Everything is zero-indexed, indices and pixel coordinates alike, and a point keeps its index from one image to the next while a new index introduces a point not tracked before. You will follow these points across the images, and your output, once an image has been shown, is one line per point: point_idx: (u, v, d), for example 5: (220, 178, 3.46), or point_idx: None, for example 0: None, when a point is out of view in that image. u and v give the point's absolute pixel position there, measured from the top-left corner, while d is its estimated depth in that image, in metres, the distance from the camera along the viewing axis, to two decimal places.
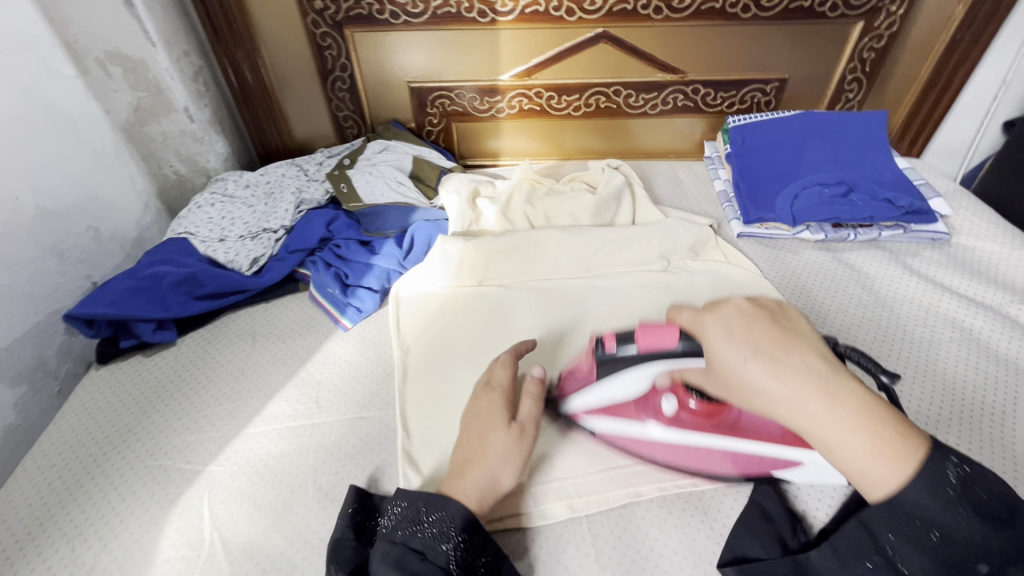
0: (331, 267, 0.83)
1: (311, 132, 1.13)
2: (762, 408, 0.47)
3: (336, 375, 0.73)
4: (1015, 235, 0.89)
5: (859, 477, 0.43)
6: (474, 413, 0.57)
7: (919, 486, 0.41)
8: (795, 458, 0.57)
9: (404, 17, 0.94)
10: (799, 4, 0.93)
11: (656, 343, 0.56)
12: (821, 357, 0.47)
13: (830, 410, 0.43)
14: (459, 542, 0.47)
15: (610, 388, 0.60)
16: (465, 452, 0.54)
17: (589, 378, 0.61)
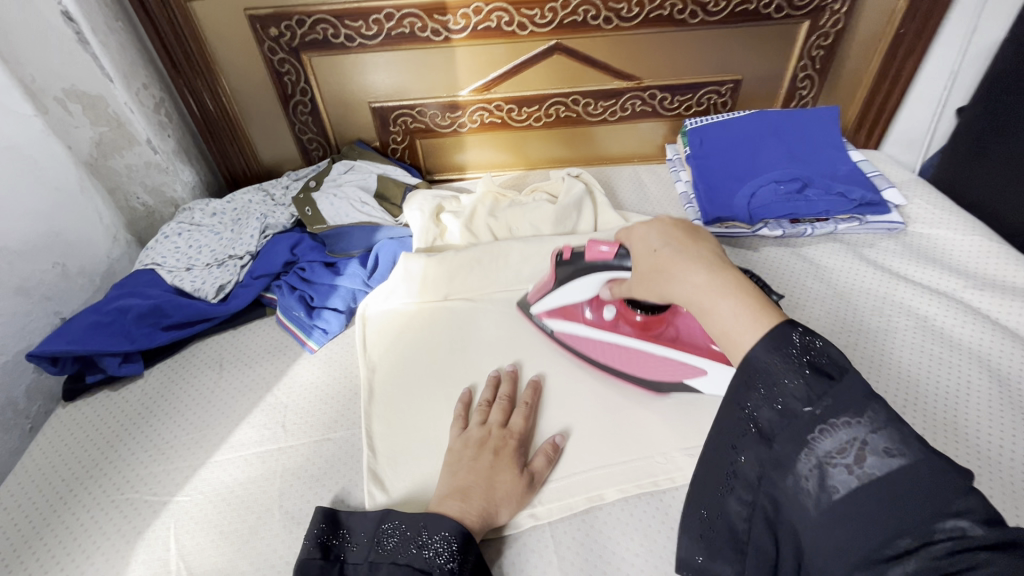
0: (296, 291, 0.84)
1: (277, 157, 1.14)
2: (668, 270, 0.50)
3: (303, 397, 0.73)
4: (969, 220, 0.90)
5: (725, 338, 0.45)
6: (489, 448, 0.60)
7: (760, 346, 0.41)
8: (702, 367, 0.67)
9: (359, 40, 0.96)
10: (744, 7, 0.95)
11: (598, 258, 0.65)
12: (717, 254, 0.50)
13: (710, 278, 0.47)
14: (456, 558, 0.50)
15: (564, 290, 0.71)
16: (471, 481, 0.57)
17: (549, 283, 0.74)
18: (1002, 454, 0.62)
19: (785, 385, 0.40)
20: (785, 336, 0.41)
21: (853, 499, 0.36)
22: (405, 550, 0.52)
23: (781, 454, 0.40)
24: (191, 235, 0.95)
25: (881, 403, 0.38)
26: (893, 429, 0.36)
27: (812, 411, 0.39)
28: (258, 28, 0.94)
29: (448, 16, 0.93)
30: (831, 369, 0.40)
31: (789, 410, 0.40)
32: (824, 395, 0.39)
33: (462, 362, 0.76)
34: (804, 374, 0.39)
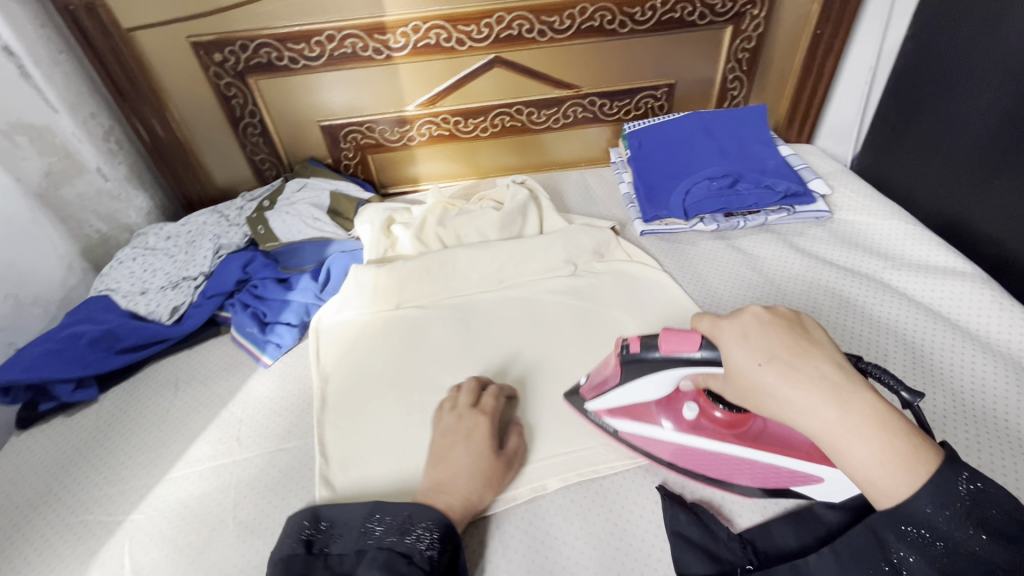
0: (249, 307, 0.86)
1: (232, 179, 1.15)
2: (783, 410, 0.46)
3: (257, 412, 0.75)
4: (885, 205, 0.97)
5: (866, 483, 0.44)
6: (463, 433, 0.63)
7: (925, 498, 0.42)
8: (817, 475, 0.57)
9: (302, 62, 0.99)
10: (669, 16, 1.01)
11: (676, 349, 0.53)
12: (840, 365, 0.46)
13: (853, 421, 0.44)
14: (439, 544, 0.52)
15: (631, 389, 0.60)
16: (447, 473, 0.60)
17: (605, 379, 0.63)
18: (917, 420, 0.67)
19: (969, 535, 0.41)
20: (957, 480, 0.42)
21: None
22: (391, 536, 0.53)
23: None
24: (146, 260, 0.96)
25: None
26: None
27: (995, 574, 0.40)
28: (203, 54, 0.97)
29: (388, 36, 0.97)
30: (1011, 530, 0.41)
31: (965, 571, 0.41)
32: (997, 553, 0.41)
33: (414, 367, 0.79)
34: (979, 534, 0.41)
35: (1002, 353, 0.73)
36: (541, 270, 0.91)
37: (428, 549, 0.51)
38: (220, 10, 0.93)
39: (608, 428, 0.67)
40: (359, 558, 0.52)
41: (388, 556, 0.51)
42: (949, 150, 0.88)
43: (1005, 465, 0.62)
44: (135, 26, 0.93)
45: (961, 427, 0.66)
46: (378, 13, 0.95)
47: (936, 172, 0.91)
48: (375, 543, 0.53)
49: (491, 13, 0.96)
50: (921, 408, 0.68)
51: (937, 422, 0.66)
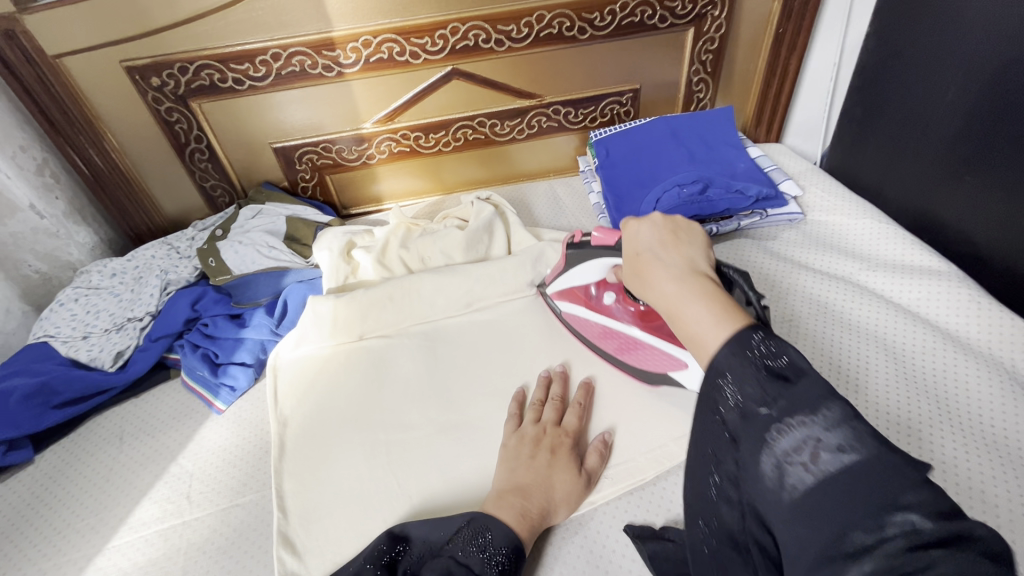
0: (199, 349, 0.80)
1: (183, 208, 1.09)
2: (645, 275, 0.51)
3: (210, 463, 0.69)
4: (859, 204, 0.95)
5: (694, 343, 0.44)
6: (545, 446, 0.62)
7: (724, 351, 0.40)
8: (684, 360, 0.65)
9: (248, 82, 0.94)
10: (629, 20, 0.98)
11: (603, 239, 0.72)
12: (693, 262, 0.50)
13: (683, 287, 0.46)
14: (503, 557, 0.51)
15: (573, 273, 0.77)
16: (530, 479, 0.59)
17: (563, 266, 0.80)
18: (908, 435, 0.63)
19: (749, 381, 0.38)
20: (746, 339, 0.40)
21: (813, 498, 0.33)
22: (465, 548, 0.51)
23: (748, 453, 0.38)
24: (89, 301, 0.89)
25: (842, 401, 0.36)
26: (850, 427, 0.34)
27: (771, 411, 0.37)
28: (139, 79, 0.91)
29: (338, 51, 0.92)
30: (788, 371, 0.38)
31: (748, 411, 0.38)
32: (779, 395, 0.37)
33: (379, 403, 0.74)
34: (758, 375, 0.38)
35: (986, 356, 0.71)
36: (510, 290, 0.87)
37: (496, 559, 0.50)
38: (155, 32, 0.87)
39: (558, 311, 0.82)
40: (428, 566, 0.50)
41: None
42: (917, 147, 0.86)
43: (1001, 479, 0.59)
44: (62, 53, 0.86)
45: (952, 440, 0.63)
46: (325, 28, 0.90)
47: (905, 168, 0.89)
48: (448, 553, 0.51)
49: (445, 24, 0.92)
50: (910, 421, 0.65)
51: (927, 436, 0.63)
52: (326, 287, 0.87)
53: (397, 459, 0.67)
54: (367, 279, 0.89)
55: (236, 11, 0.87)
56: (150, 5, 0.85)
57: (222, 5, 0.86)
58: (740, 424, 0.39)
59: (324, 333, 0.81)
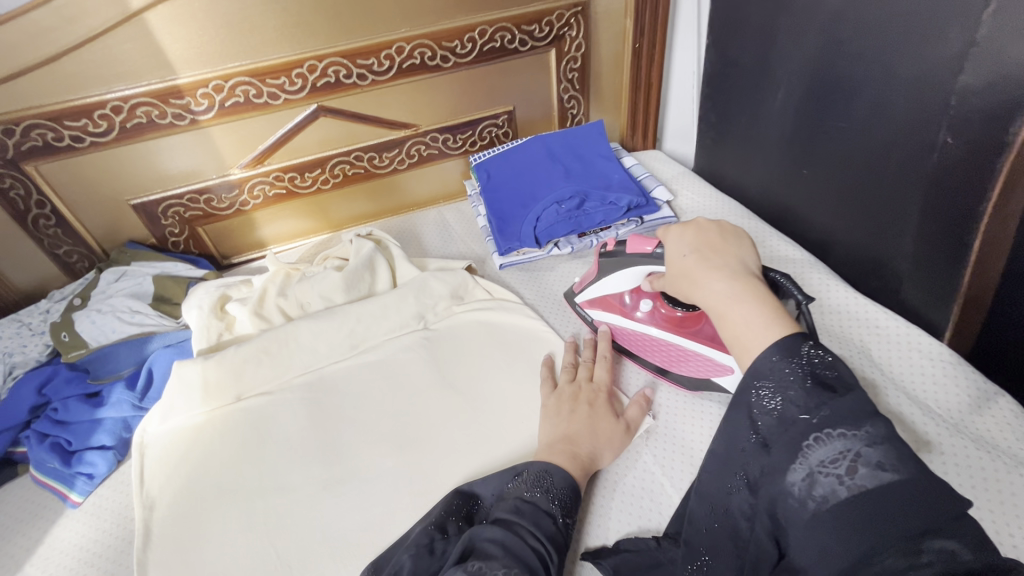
0: (47, 438, 0.72)
1: (34, 280, 0.99)
2: (690, 274, 0.54)
3: (63, 567, 0.62)
4: (724, 203, 1.00)
5: (737, 342, 0.48)
6: (585, 400, 0.67)
7: (773, 352, 0.44)
8: (731, 365, 0.66)
9: (89, 139, 0.87)
10: (490, 46, 0.99)
11: (638, 247, 0.70)
12: (744, 264, 0.53)
13: (733, 286, 0.50)
14: (563, 496, 0.54)
15: (607, 281, 0.76)
16: (578, 428, 0.63)
17: (592, 273, 0.78)
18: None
19: (792, 391, 0.43)
20: (789, 358, 0.44)
21: (844, 508, 0.37)
22: (531, 490, 0.54)
23: (781, 461, 0.42)
24: None
25: (881, 421, 0.39)
26: (890, 446, 0.38)
27: (813, 417, 0.41)
28: None
29: (187, 99, 0.88)
30: (836, 385, 0.42)
31: (789, 417, 0.42)
32: (823, 405, 0.41)
33: (258, 468, 0.69)
34: (806, 383, 0.42)
35: (840, 335, 0.75)
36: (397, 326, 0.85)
37: (557, 499, 0.54)
38: None
39: (589, 319, 0.81)
40: (499, 508, 0.53)
41: (534, 512, 0.52)
42: (764, 146, 0.92)
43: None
44: None
45: None
46: (169, 76, 0.85)
47: (758, 166, 0.96)
48: (514, 495, 0.54)
49: (301, 62, 0.90)
50: None
51: None
52: (197, 350, 0.82)
53: (279, 526, 0.63)
54: (246, 335, 0.84)
55: (64, 64, 0.81)
56: None
57: (44, 60, 0.79)
58: (775, 428, 0.43)
59: (194, 402, 0.76)
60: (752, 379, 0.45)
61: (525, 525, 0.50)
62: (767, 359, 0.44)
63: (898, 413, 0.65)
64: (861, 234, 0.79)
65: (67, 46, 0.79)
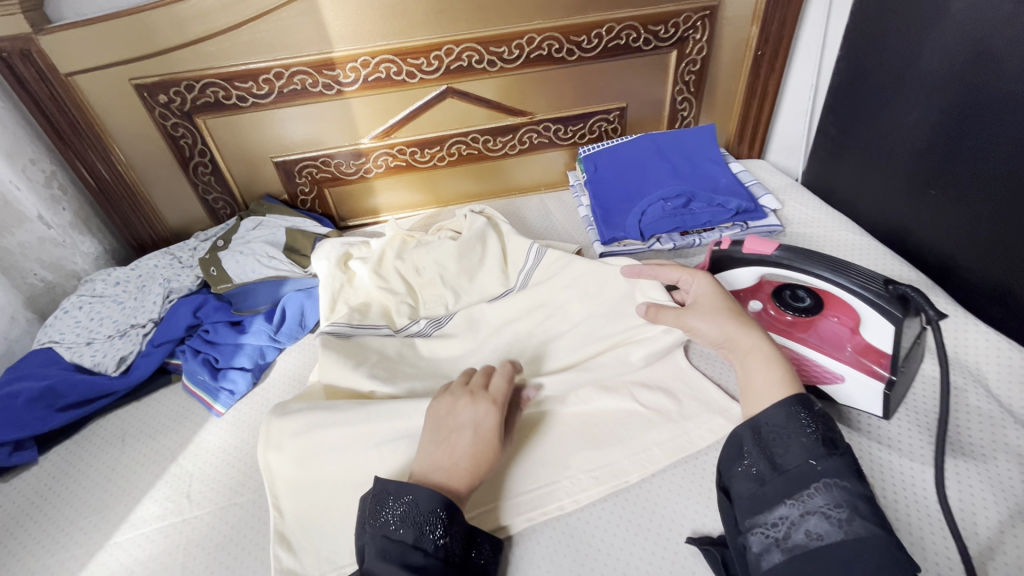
0: (200, 354, 0.84)
1: (185, 220, 1.13)
2: None
3: (209, 465, 0.72)
4: (836, 218, 0.98)
5: None
6: (469, 420, 0.60)
7: (779, 408, 0.54)
8: (842, 373, 0.66)
9: (251, 99, 0.98)
10: (615, 43, 1.03)
11: (758, 249, 0.71)
12: None
13: None
14: (437, 538, 0.52)
15: (717, 280, 0.77)
16: (453, 459, 0.57)
17: (700, 270, 0.80)
18: (877, 446, 0.65)
19: (801, 441, 0.51)
20: (795, 411, 0.53)
21: (832, 546, 0.45)
22: (398, 526, 0.52)
23: (774, 493, 0.49)
24: (93, 308, 0.92)
25: (865, 483, 0.48)
26: (875, 506, 0.47)
27: (817, 465, 0.49)
28: (146, 96, 0.95)
29: (337, 71, 0.97)
30: (833, 441, 0.51)
31: (799, 461, 0.50)
32: (827, 457, 0.50)
33: None
34: (813, 436, 0.51)
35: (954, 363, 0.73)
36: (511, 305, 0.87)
37: (437, 537, 0.52)
38: (164, 52, 0.91)
39: None
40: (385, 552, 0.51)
41: (400, 551, 0.51)
42: (889, 163, 0.91)
43: (974, 487, 0.60)
44: (73, 71, 0.91)
45: (920, 444, 0.64)
46: (326, 49, 0.95)
47: (878, 183, 0.94)
48: (381, 532, 0.53)
49: (440, 45, 0.97)
50: (887, 428, 0.66)
51: (901, 443, 0.65)
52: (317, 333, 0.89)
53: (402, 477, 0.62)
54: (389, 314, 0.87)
55: (242, 32, 0.91)
56: (162, 27, 0.89)
57: (228, 27, 0.90)
58: (769, 470, 0.51)
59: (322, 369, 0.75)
60: (762, 426, 0.54)
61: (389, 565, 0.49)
62: (777, 412, 0.54)
63: (1017, 448, 0.63)
64: (988, 262, 0.77)
65: (248, 16, 0.90)
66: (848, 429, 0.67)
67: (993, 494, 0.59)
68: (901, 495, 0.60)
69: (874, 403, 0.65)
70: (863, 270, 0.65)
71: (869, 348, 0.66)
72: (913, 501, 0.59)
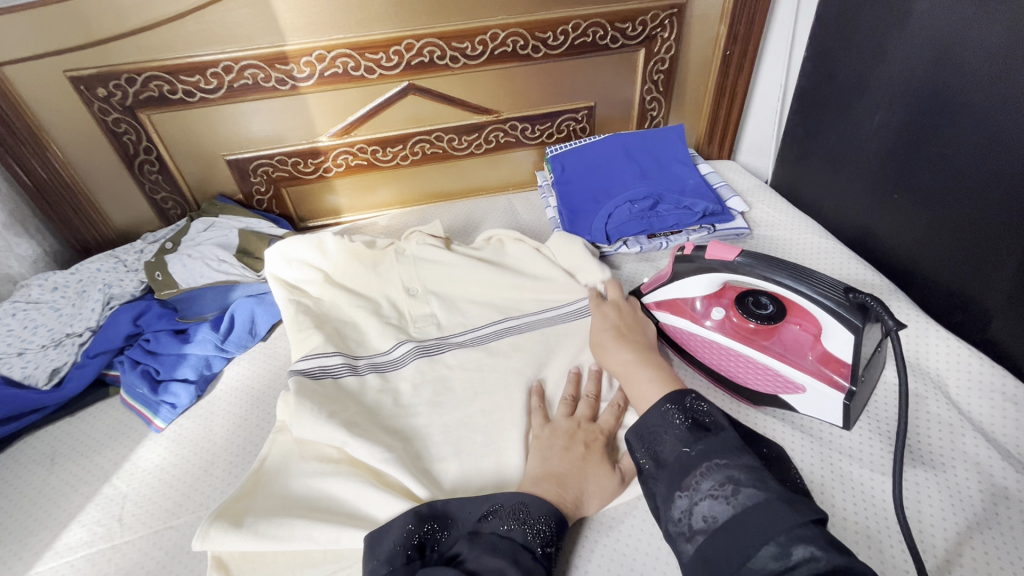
0: (139, 365, 0.79)
1: (133, 220, 1.07)
2: None
3: (146, 484, 0.67)
4: (802, 221, 0.98)
5: None
6: (579, 441, 0.63)
7: (655, 408, 0.55)
8: (802, 383, 0.65)
9: (199, 94, 0.93)
10: (582, 40, 1.00)
11: (719, 255, 0.69)
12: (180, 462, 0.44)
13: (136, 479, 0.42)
14: (530, 535, 0.52)
15: (681, 285, 0.75)
16: (565, 468, 0.60)
17: (664, 275, 0.78)
18: (837, 457, 0.63)
19: (674, 434, 0.52)
20: (664, 409, 0.55)
21: (725, 524, 0.44)
22: (506, 523, 0.53)
23: (669, 486, 0.49)
24: (28, 315, 0.87)
25: (743, 454, 0.48)
26: (749, 470, 0.46)
27: (691, 451, 0.50)
28: (83, 89, 0.89)
29: (291, 65, 0.93)
30: (708, 425, 0.52)
31: (678, 450, 0.50)
32: (699, 440, 0.50)
33: None
34: (686, 426, 0.52)
35: (916, 368, 0.73)
36: (504, 321, 0.85)
37: (532, 536, 0.52)
38: (101, 43, 0.86)
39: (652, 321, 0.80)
40: (471, 541, 0.52)
41: (512, 548, 0.51)
42: (856, 165, 0.90)
43: (932, 497, 0.59)
44: (1, 62, 0.84)
45: (880, 454, 0.63)
46: (279, 42, 0.90)
47: (844, 187, 0.94)
48: (490, 529, 0.53)
49: (400, 40, 0.93)
50: (848, 438, 0.65)
51: (861, 454, 0.64)
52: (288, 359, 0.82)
53: (364, 531, 0.57)
54: (364, 339, 0.83)
55: (187, 23, 0.86)
56: (98, 16, 0.84)
57: (171, 17, 0.85)
58: (658, 467, 0.51)
59: (288, 408, 0.70)
60: (642, 425, 0.54)
61: (503, 560, 0.49)
62: (653, 411, 0.55)
63: (974, 456, 0.62)
64: (949, 266, 0.77)
65: (191, 7, 0.85)
66: (808, 441, 0.65)
67: (951, 505, 0.58)
68: (859, 509, 0.59)
69: (835, 414, 0.64)
70: (825, 278, 0.63)
71: (830, 357, 0.64)
72: (872, 515, 0.58)
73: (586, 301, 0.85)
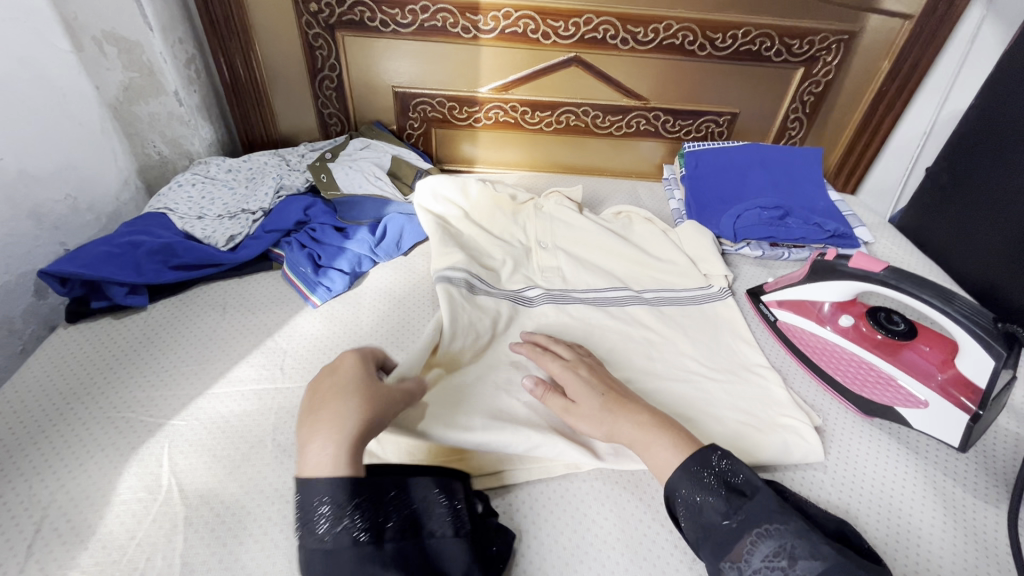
0: (306, 248, 0.89)
1: (296, 127, 1.19)
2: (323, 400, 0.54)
3: (303, 346, 0.77)
4: (925, 262, 0.99)
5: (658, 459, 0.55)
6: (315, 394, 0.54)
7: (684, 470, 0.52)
8: (926, 398, 0.68)
9: (393, 26, 1.02)
10: (748, 48, 1.04)
11: (865, 265, 0.72)
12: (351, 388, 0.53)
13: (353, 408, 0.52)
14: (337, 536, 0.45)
15: (813, 289, 0.80)
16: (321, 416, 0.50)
17: (798, 277, 0.83)
18: (944, 478, 0.66)
19: (709, 502, 0.50)
20: (699, 475, 0.51)
21: None
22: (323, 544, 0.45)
23: (715, 558, 0.48)
24: (206, 187, 0.98)
25: (792, 518, 0.47)
26: (807, 541, 0.45)
27: (731, 522, 0.48)
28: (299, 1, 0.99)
29: (480, 17, 1.00)
30: (746, 488, 0.50)
31: (718, 520, 0.49)
32: (738, 510, 0.48)
33: None
34: (721, 491, 0.50)
35: None
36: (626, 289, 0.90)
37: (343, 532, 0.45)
38: None
39: (771, 316, 0.86)
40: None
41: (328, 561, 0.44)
42: (998, 219, 0.92)
43: None
44: None
45: (987, 486, 0.66)
46: None
47: (980, 238, 0.95)
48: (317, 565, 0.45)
49: (582, 13, 1.00)
50: (957, 464, 0.68)
51: (968, 481, 0.66)
52: (428, 273, 0.91)
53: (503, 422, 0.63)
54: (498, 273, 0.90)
55: None
56: None
57: None
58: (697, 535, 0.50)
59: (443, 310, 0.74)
60: (673, 487, 0.52)
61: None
62: (682, 474, 0.52)
63: None
64: None
65: None
66: (915, 456, 0.68)
67: None
68: (967, 530, 0.61)
69: (953, 433, 0.66)
70: (972, 303, 0.65)
71: (960, 379, 0.66)
72: (972, 534, 0.61)
73: (702, 292, 0.90)
